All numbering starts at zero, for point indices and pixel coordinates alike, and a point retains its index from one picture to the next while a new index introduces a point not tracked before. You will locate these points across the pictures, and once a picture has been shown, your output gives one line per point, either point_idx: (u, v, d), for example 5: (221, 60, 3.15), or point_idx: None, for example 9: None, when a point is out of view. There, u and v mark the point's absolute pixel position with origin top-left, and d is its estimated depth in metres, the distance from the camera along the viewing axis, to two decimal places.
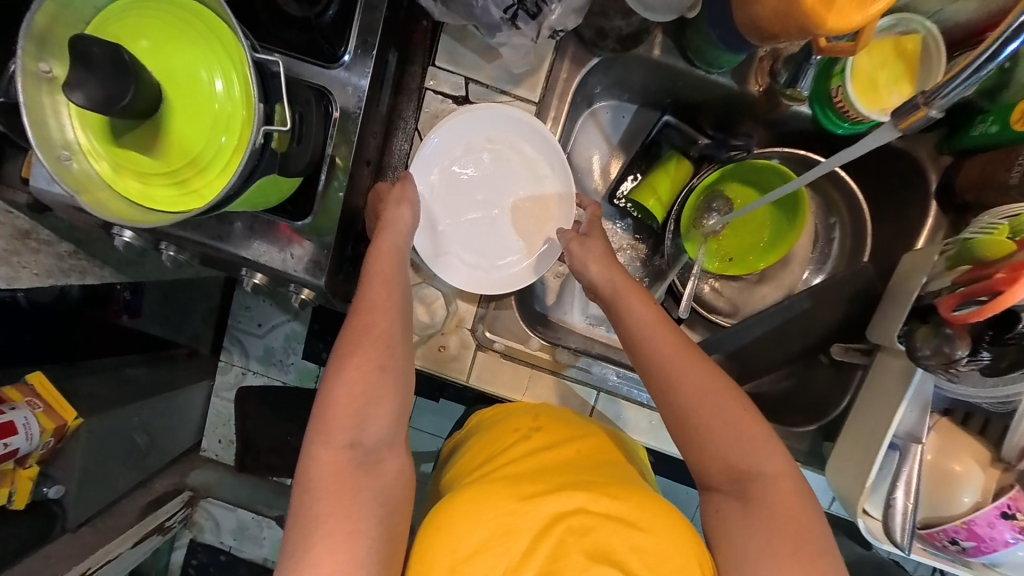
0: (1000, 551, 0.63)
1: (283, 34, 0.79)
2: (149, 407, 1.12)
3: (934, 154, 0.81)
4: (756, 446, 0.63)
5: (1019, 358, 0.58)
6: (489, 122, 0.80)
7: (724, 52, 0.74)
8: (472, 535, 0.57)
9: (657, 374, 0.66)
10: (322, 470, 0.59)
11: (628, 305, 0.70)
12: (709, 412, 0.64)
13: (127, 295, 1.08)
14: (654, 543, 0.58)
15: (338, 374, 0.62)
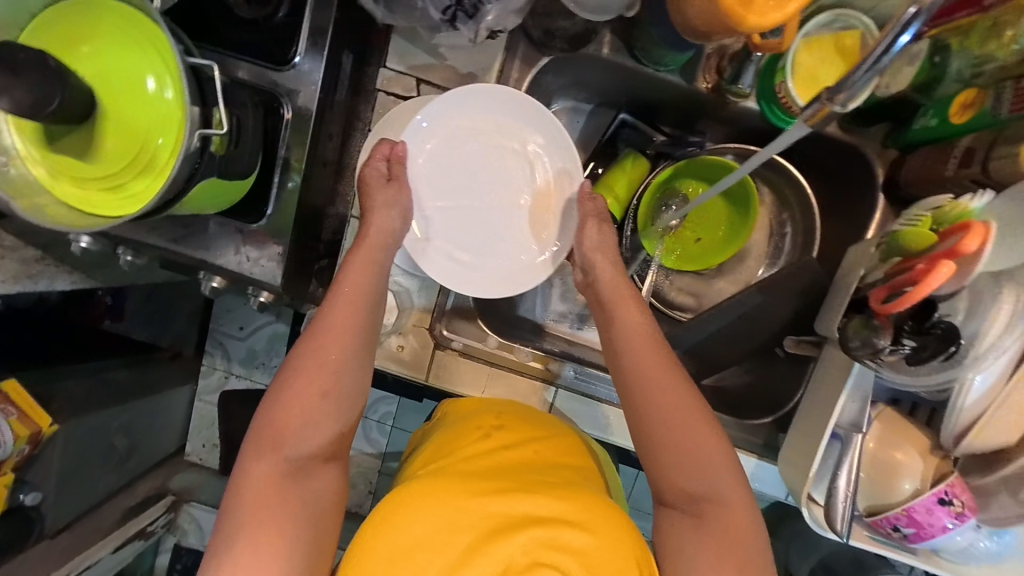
0: (938, 536, 0.65)
1: (235, 37, 0.79)
2: (132, 409, 1.10)
3: (881, 149, 0.81)
4: (711, 462, 0.66)
5: (940, 348, 0.59)
6: (495, 108, 0.77)
7: (669, 50, 0.75)
8: (414, 528, 0.57)
9: (635, 382, 0.69)
10: (272, 456, 0.61)
11: (620, 312, 0.73)
12: (682, 417, 0.67)
13: (108, 299, 1.17)
14: (596, 546, 0.59)
15: (290, 380, 0.64)
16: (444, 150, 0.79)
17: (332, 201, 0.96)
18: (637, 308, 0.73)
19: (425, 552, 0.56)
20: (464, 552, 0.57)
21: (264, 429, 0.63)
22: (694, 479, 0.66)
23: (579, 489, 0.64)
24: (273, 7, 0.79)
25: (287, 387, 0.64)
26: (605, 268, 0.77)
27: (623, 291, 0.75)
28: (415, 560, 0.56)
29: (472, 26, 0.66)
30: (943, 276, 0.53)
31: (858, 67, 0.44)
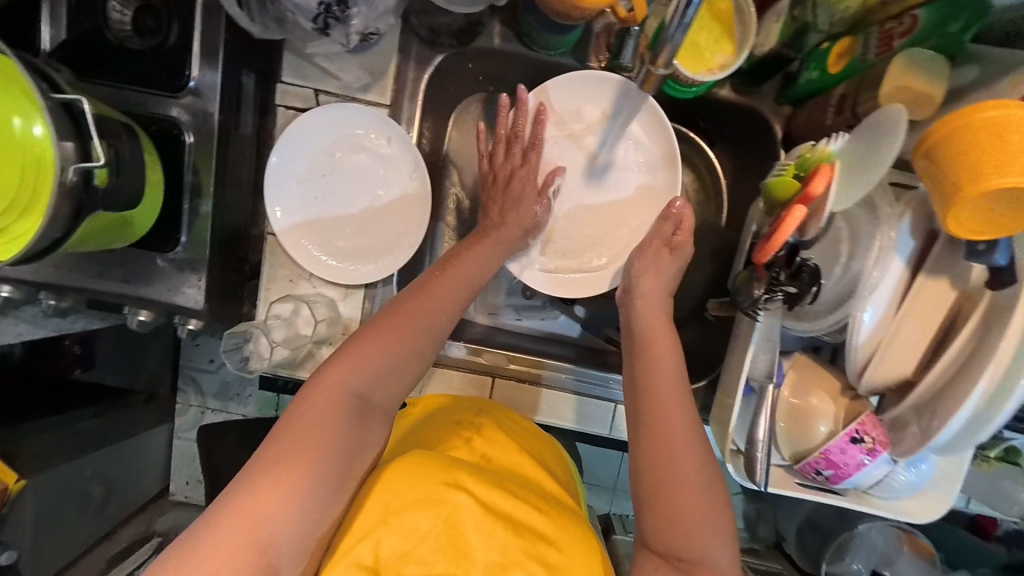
0: (857, 474, 0.68)
1: (125, 67, 0.75)
2: (98, 459, 1.00)
3: (776, 106, 0.83)
4: (710, 528, 0.59)
5: (810, 285, 0.62)
6: (339, 124, 0.80)
7: (550, 35, 0.77)
8: (411, 495, 0.57)
9: (653, 424, 0.63)
10: (328, 391, 0.59)
11: (654, 350, 0.70)
12: (688, 467, 0.61)
13: (77, 348, 1.03)
14: (563, 564, 0.58)
15: (372, 335, 0.62)
16: (310, 167, 0.81)
17: (252, 222, 0.94)
18: (672, 356, 0.69)
19: (417, 521, 0.55)
20: (448, 534, 0.55)
21: (346, 351, 0.61)
22: (685, 535, 0.59)
23: (557, 507, 0.64)
24: (164, 33, 0.75)
25: (388, 321, 0.63)
26: (650, 289, 0.77)
27: (658, 334, 0.72)
28: (404, 526, 0.55)
29: (342, 30, 0.70)
30: (800, 219, 0.57)
31: (673, 20, 0.48)
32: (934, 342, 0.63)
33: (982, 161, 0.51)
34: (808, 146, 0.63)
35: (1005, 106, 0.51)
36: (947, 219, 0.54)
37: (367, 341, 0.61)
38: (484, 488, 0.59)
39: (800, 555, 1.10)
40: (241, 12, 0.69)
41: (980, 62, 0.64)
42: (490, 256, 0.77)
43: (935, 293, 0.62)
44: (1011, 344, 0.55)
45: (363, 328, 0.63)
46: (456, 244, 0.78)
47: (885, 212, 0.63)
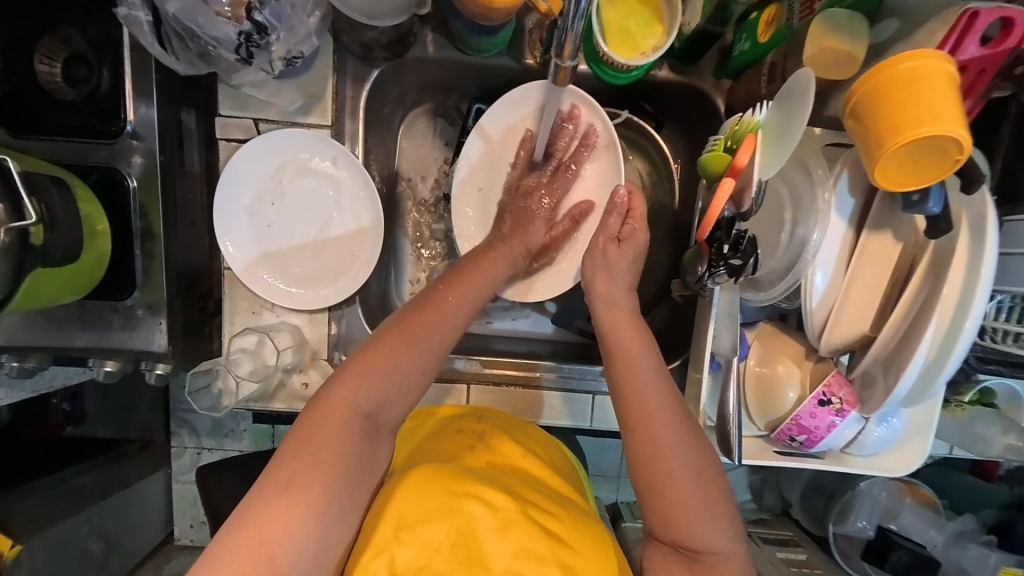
0: (829, 435, 0.69)
1: (62, 120, 0.74)
2: (99, 510, 0.99)
3: (716, 82, 0.82)
4: (710, 520, 0.61)
5: (749, 251, 0.60)
6: (288, 148, 0.80)
7: (480, 38, 0.76)
8: (422, 507, 0.55)
9: (638, 424, 0.63)
10: (334, 408, 0.57)
11: (629, 357, 0.66)
12: (677, 463, 0.61)
13: (65, 405, 1.06)
14: (580, 566, 0.56)
15: (381, 345, 0.60)
16: (261, 195, 0.81)
17: (210, 258, 0.92)
18: (645, 355, 0.65)
19: (432, 533, 0.53)
20: (464, 544, 0.53)
21: (353, 364, 0.60)
22: (689, 528, 0.61)
23: (571, 511, 0.62)
24: (96, 80, 0.73)
25: (392, 336, 0.61)
26: (618, 297, 0.73)
27: (630, 334, 0.68)
28: (418, 539, 0.53)
29: (265, 56, 0.69)
30: (729, 192, 0.58)
31: (571, 7, 0.48)
32: (887, 296, 0.64)
33: (901, 114, 0.51)
34: (737, 119, 0.65)
35: (921, 57, 0.51)
36: (874, 172, 0.54)
37: (373, 358, 0.59)
38: (499, 494, 0.57)
39: (806, 517, 1.10)
40: (163, 51, 0.68)
41: (898, 15, 0.64)
42: (488, 270, 0.73)
43: (880, 250, 0.63)
44: (954, 292, 0.56)
45: (367, 346, 0.60)
46: (468, 256, 0.75)
47: (819, 174, 0.63)
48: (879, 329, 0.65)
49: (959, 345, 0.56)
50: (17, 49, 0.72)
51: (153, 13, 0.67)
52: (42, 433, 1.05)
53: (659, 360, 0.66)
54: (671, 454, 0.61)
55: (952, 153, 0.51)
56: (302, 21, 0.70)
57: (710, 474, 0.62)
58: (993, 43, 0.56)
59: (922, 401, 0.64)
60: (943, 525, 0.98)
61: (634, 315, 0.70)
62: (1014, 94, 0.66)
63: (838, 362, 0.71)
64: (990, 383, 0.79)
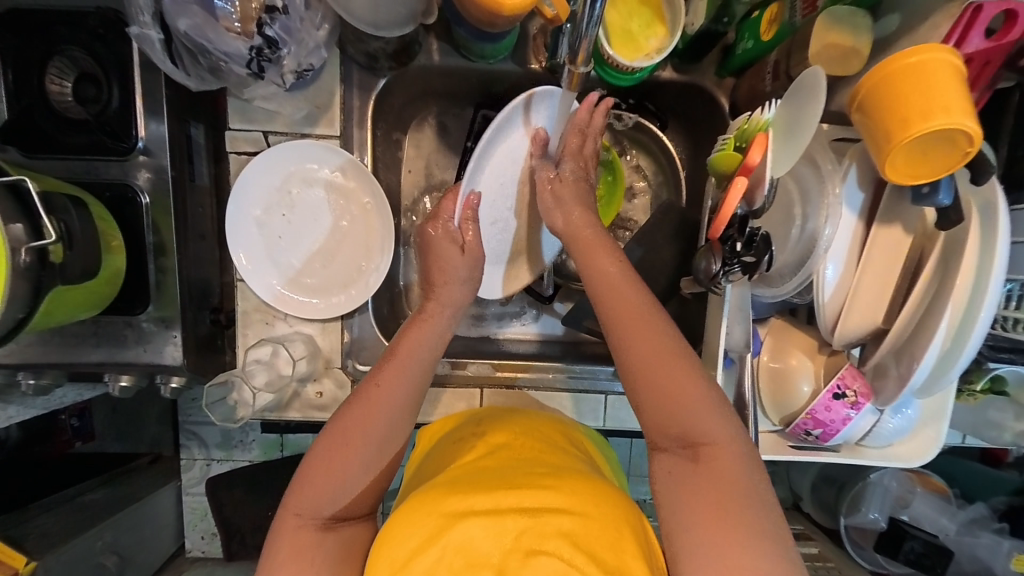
0: (845, 427, 0.69)
1: (69, 139, 0.74)
2: (112, 525, 0.98)
3: (718, 80, 0.83)
4: (698, 400, 0.57)
5: (762, 248, 0.61)
6: (285, 159, 0.80)
7: (485, 45, 0.77)
8: (410, 542, 0.52)
9: (612, 332, 0.62)
10: (309, 473, 0.61)
11: (595, 262, 0.67)
12: (653, 355, 0.60)
13: (74, 421, 1.14)
14: (577, 529, 0.50)
15: (351, 405, 0.63)
16: (271, 209, 0.81)
17: (221, 270, 0.92)
18: (613, 256, 0.67)
19: (426, 562, 0.49)
20: (461, 556, 0.49)
21: (329, 435, 0.62)
22: (677, 419, 0.58)
23: (563, 476, 0.57)
24: (105, 98, 0.74)
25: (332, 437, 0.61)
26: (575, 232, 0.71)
27: (593, 240, 0.69)
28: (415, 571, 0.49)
29: (276, 70, 0.70)
30: (742, 190, 0.59)
31: (585, 13, 0.48)
32: (899, 288, 0.65)
33: (909, 107, 0.52)
34: (745, 117, 0.65)
35: (927, 51, 0.51)
36: (883, 166, 0.55)
37: (321, 465, 0.60)
38: (474, 498, 0.53)
39: (818, 510, 1.11)
40: (174, 67, 0.69)
41: (899, 9, 0.65)
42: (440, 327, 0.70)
43: (891, 240, 0.63)
44: (965, 281, 0.57)
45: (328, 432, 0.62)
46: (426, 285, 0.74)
47: (828, 168, 0.64)
48: (892, 321, 0.65)
49: (972, 334, 0.57)
50: (26, 69, 0.73)
51: (164, 30, 0.67)
52: (52, 450, 1.10)
53: (622, 257, 0.67)
54: (647, 340, 0.60)
55: (961, 145, 0.52)
56: (310, 35, 0.71)
57: (684, 359, 0.59)
58: (996, 35, 0.56)
59: (936, 391, 0.64)
60: (954, 513, 1.00)
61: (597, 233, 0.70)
62: (1017, 84, 0.66)
63: (850, 354, 0.72)
64: (1000, 370, 0.78)
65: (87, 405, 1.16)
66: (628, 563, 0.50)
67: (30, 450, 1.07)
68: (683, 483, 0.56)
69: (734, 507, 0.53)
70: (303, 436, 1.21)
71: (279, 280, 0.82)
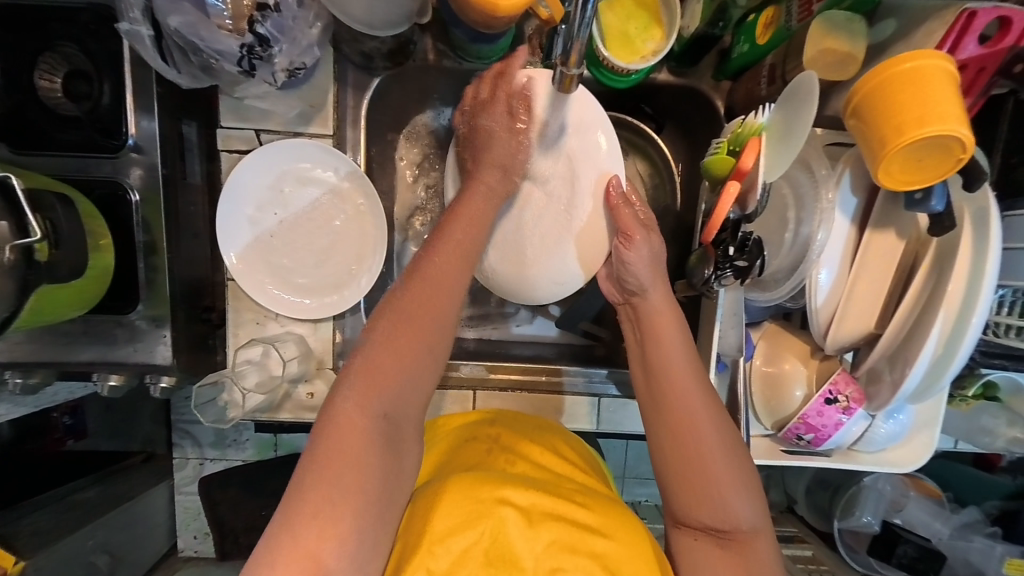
0: (837, 433, 0.69)
1: (61, 136, 0.74)
2: (103, 525, 0.97)
3: (714, 84, 0.83)
4: (740, 492, 0.60)
5: (753, 254, 0.62)
6: (279, 156, 0.79)
7: (479, 46, 0.77)
8: (448, 520, 0.50)
9: (674, 413, 0.62)
10: (340, 423, 0.53)
11: (660, 341, 0.65)
12: (710, 449, 0.61)
13: (65, 419, 1.10)
14: (612, 554, 0.52)
15: (387, 326, 0.56)
16: (263, 208, 0.80)
17: (214, 269, 0.91)
18: (679, 335, 0.65)
19: (463, 543, 0.49)
20: (501, 546, 0.49)
21: (360, 370, 0.55)
22: (716, 507, 0.61)
23: (596, 496, 0.59)
24: (97, 95, 0.73)
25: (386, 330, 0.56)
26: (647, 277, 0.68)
27: (665, 317, 0.66)
28: (452, 551, 0.49)
29: (268, 68, 0.70)
30: (735, 195, 0.59)
31: (578, 14, 0.47)
32: (891, 293, 0.65)
33: (902, 113, 0.52)
34: (740, 121, 0.65)
35: (922, 57, 0.51)
36: (878, 171, 0.55)
37: (380, 361, 0.54)
38: (515, 490, 0.53)
39: (813, 513, 1.11)
40: (165, 65, 0.68)
41: (896, 15, 0.64)
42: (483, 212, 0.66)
43: (884, 246, 0.64)
44: (959, 286, 0.57)
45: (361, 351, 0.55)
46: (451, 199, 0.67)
47: (822, 174, 0.64)
48: (884, 326, 0.65)
49: (965, 343, 0.57)
50: (18, 66, 0.72)
51: (154, 27, 0.66)
52: (45, 447, 1.07)
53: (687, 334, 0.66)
54: (708, 427, 0.61)
55: (956, 152, 0.52)
56: (304, 33, 0.70)
57: (736, 452, 0.61)
58: (991, 42, 0.56)
59: (929, 397, 0.64)
60: (947, 517, 1.00)
61: (670, 303, 0.67)
62: (1011, 90, 0.66)
63: (844, 359, 0.72)
64: (993, 375, 0.78)
65: (78, 402, 1.11)
66: None
67: (22, 448, 1.03)
68: (712, 560, 0.61)
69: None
70: (298, 437, 1.23)
71: (273, 280, 0.81)
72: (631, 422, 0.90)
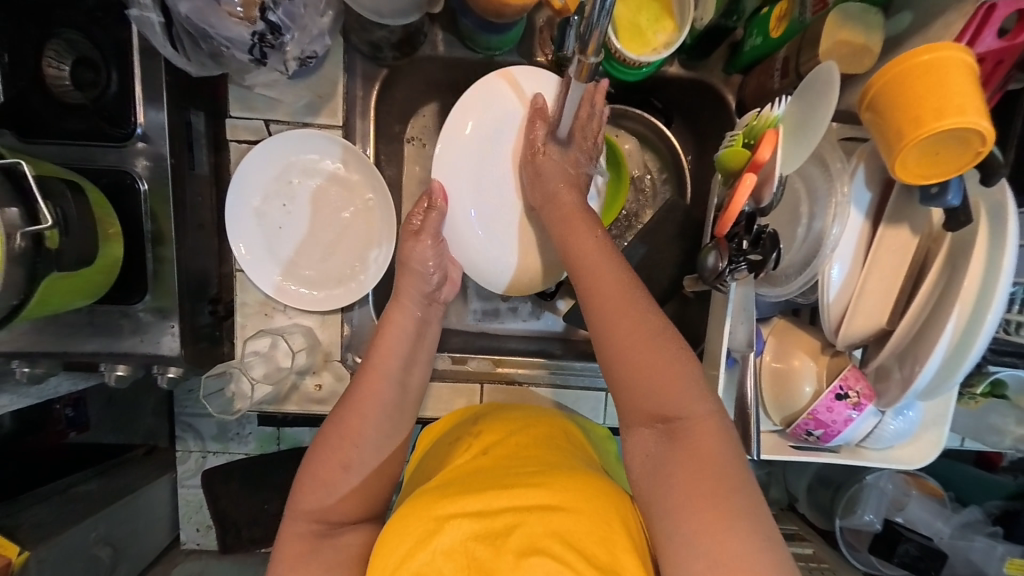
0: (846, 429, 0.69)
1: (66, 125, 0.73)
2: (106, 517, 0.97)
3: (725, 78, 0.83)
4: (672, 379, 0.54)
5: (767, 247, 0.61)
6: (285, 148, 0.79)
7: (490, 36, 0.76)
8: (403, 546, 0.51)
9: (593, 301, 0.59)
10: (298, 516, 0.60)
11: (573, 236, 0.65)
12: (625, 318, 0.56)
13: (69, 411, 1.09)
14: (577, 528, 0.50)
15: (337, 420, 0.64)
16: (271, 201, 0.80)
17: (219, 261, 0.91)
18: (588, 230, 0.65)
19: (417, 565, 0.49)
20: (451, 559, 0.49)
21: (321, 463, 0.62)
22: (659, 395, 0.54)
23: (559, 472, 0.56)
24: (104, 84, 0.73)
25: (330, 451, 0.62)
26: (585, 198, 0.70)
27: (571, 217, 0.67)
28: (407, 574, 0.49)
29: (279, 56, 0.69)
30: (751, 187, 0.59)
31: (595, 3, 0.47)
32: (903, 290, 0.65)
33: (921, 107, 0.51)
34: (753, 114, 0.65)
35: (940, 49, 0.51)
36: (894, 164, 0.54)
37: (331, 455, 0.62)
38: (465, 500, 0.53)
39: (814, 512, 1.11)
40: (174, 51, 0.67)
41: (911, 8, 0.64)
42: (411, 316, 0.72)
43: (899, 242, 0.63)
44: (974, 284, 0.56)
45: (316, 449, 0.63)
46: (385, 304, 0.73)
47: (837, 168, 0.63)
48: (896, 322, 0.65)
49: (978, 339, 0.57)
50: (23, 52, 0.71)
51: (164, 13, 0.65)
52: (45, 440, 1.05)
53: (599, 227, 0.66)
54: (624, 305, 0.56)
55: (974, 146, 0.51)
56: (314, 21, 0.70)
57: (652, 323, 0.56)
58: (1009, 35, 0.56)
59: (939, 394, 0.64)
60: (949, 517, 1.00)
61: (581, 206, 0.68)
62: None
63: (853, 355, 0.72)
64: (1002, 375, 0.78)
65: (82, 394, 1.11)
66: (621, 558, 0.49)
67: (22, 441, 1.01)
68: (666, 465, 0.52)
69: (717, 483, 0.49)
70: (300, 431, 1.23)
71: (285, 273, 0.81)
72: None
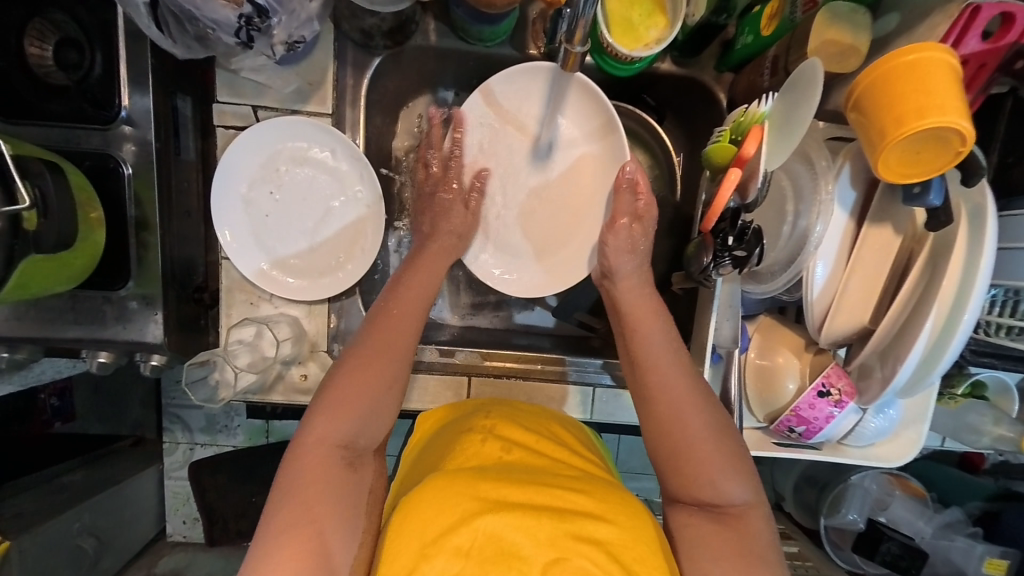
0: (828, 426, 0.69)
1: (52, 106, 0.72)
2: (91, 507, 0.96)
3: (716, 75, 0.82)
4: (728, 470, 0.60)
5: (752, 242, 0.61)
6: (278, 136, 0.78)
7: (480, 27, 0.76)
8: (439, 521, 0.51)
9: (662, 399, 0.63)
10: (307, 456, 0.57)
11: (641, 328, 0.69)
12: (698, 421, 0.61)
13: (54, 400, 1.06)
14: (614, 539, 0.52)
15: (355, 355, 0.62)
16: (259, 189, 0.80)
17: (206, 249, 0.90)
18: (659, 325, 0.68)
19: (458, 541, 0.49)
20: (491, 542, 0.49)
21: (332, 393, 0.60)
22: (709, 480, 0.60)
23: (594, 482, 0.58)
24: (88, 65, 0.72)
25: (345, 378, 0.61)
26: (627, 266, 0.75)
27: (642, 306, 0.71)
28: (446, 550, 0.49)
29: (265, 41, 0.69)
30: (735, 182, 0.59)
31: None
32: (886, 288, 0.65)
33: (904, 106, 0.51)
34: (742, 110, 0.65)
35: (926, 49, 0.51)
36: (878, 163, 0.55)
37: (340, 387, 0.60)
38: (506, 489, 0.54)
39: (799, 510, 1.12)
40: (160, 33, 0.67)
41: (899, 9, 0.64)
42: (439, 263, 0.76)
43: (880, 240, 0.64)
44: (952, 285, 0.57)
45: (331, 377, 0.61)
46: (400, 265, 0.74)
47: (822, 166, 0.63)
48: (878, 321, 0.66)
49: (954, 339, 0.58)
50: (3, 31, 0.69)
51: None
52: (31, 430, 1.03)
53: (669, 324, 0.69)
54: (696, 410, 0.61)
55: (955, 145, 0.52)
56: (302, 6, 0.69)
57: (719, 423, 0.62)
58: (993, 38, 0.57)
59: (917, 392, 0.65)
60: (930, 516, 1.01)
61: (649, 294, 0.72)
62: (1011, 90, 0.68)
63: (836, 354, 0.72)
64: (982, 374, 0.83)
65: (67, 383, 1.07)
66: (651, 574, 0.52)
67: (10, 429, 0.98)
68: (708, 534, 0.59)
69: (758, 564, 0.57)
70: (290, 424, 1.22)
71: (268, 263, 0.80)
72: (623, 413, 0.91)
